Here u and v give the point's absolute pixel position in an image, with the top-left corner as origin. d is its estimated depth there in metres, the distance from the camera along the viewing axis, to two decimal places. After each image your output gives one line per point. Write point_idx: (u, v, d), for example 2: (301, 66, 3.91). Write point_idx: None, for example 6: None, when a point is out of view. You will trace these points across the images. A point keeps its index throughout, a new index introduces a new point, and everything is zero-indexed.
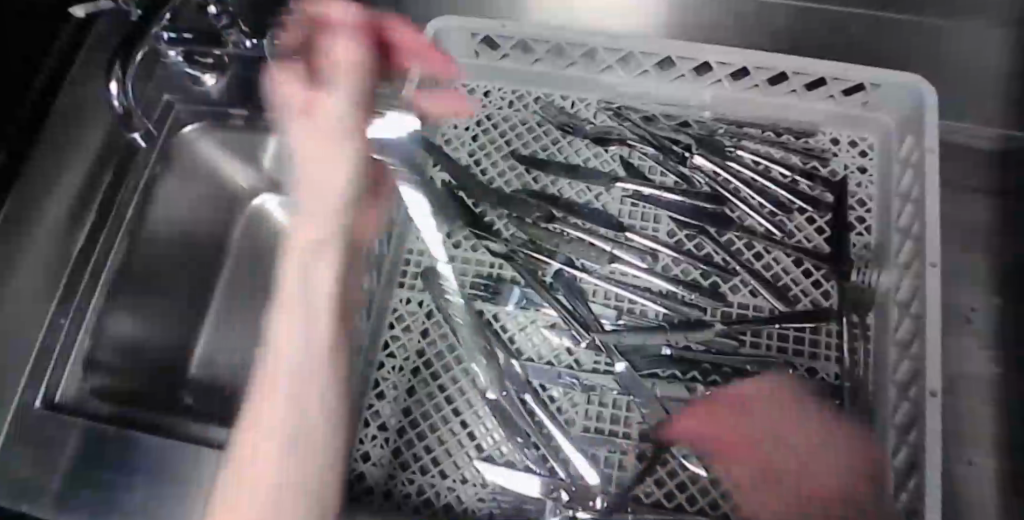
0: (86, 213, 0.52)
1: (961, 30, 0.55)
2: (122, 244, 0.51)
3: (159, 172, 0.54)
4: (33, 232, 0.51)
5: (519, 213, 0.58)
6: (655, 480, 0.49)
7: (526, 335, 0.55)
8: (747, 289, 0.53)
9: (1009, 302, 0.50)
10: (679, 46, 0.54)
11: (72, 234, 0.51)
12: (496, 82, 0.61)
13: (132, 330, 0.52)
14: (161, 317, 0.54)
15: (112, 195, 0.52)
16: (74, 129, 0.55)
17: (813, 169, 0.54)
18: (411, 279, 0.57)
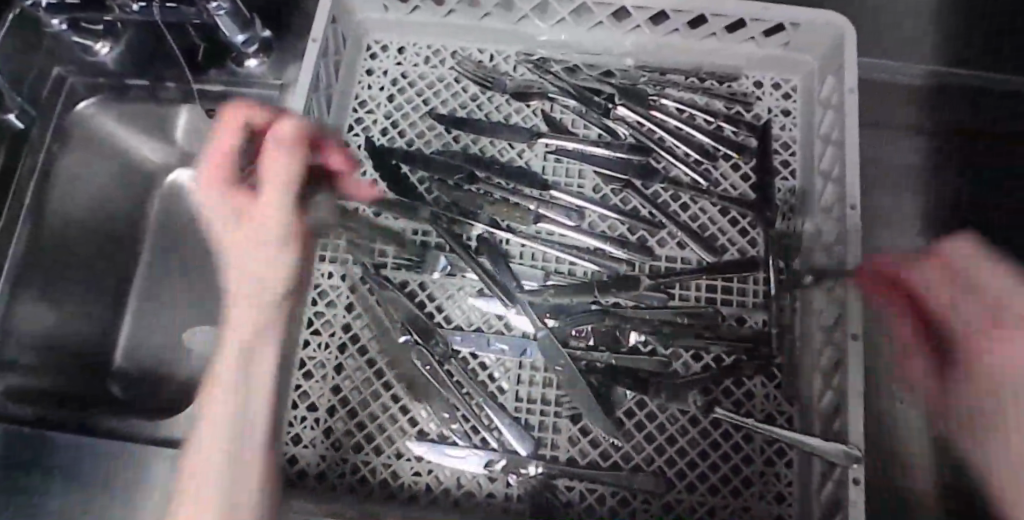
0: None
1: None
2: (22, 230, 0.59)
3: (55, 153, 0.61)
4: None
5: (442, 175, 0.54)
6: (590, 441, 0.49)
7: (454, 304, 0.52)
8: (674, 242, 0.51)
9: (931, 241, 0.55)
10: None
11: None
12: (410, 37, 0.57)
13: (48, 317, 0.61)
14: (80, 299, 0.62)
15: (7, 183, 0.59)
16: None
17: (737, 114, 0.53)
18: (332, 253, 0.53)
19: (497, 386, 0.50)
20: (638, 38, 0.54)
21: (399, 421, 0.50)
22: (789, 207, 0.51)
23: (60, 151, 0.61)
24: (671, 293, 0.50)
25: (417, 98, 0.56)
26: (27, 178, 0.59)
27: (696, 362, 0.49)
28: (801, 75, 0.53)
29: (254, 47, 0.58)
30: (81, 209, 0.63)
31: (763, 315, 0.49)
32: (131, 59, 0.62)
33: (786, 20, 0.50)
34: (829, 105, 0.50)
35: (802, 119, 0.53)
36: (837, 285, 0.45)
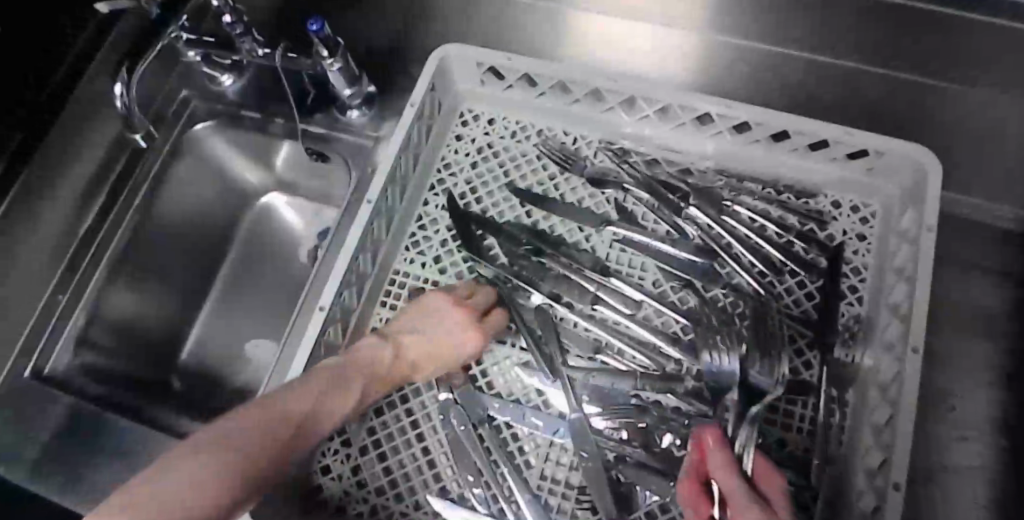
0: (97, 194, 0.63)
1: (977, 101, 0.59)
2: (130, 220, 0.63)
3: (169, 160, 0.66)
4: (47, 202, 0.61)
5: (510, 242, 0.55)
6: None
7: (500, 371, 0.53)
8: (727, 350, 0.51)
9: (996, 394, 0.53)
10: (682, 94, 0.52)
11: (83, 211, 0.62)
12: (502, 111, 0.60)
13: (131, 307, 0.64)
14: (164, 299, 0.66)
15: (124, 181, 0.63)
16: (85, 121, 0.63)
17: (810, 232, 0.53)
18: (394, 300, 0.55)
19: (524, 459, 0.50)
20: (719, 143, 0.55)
21: (425, 475, 0.50)
22: (850, 334, 0.50)
23: (173, 161, 0.66)
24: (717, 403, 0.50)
25: (497, 169, 0.59)
26: (143, 179, 0.64)
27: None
28: (881, 201, 0.52)
29: (358, 100, 0.62)
30: (177, 214, 0.67)
31: (807, 441, 0.48)
32: (248, 92, 0.67)
33: (872, 148, 0.49)
34: (906, 239, 0.49)
35: (877, 247, 0.51)
36: (889, 427, 0.44)
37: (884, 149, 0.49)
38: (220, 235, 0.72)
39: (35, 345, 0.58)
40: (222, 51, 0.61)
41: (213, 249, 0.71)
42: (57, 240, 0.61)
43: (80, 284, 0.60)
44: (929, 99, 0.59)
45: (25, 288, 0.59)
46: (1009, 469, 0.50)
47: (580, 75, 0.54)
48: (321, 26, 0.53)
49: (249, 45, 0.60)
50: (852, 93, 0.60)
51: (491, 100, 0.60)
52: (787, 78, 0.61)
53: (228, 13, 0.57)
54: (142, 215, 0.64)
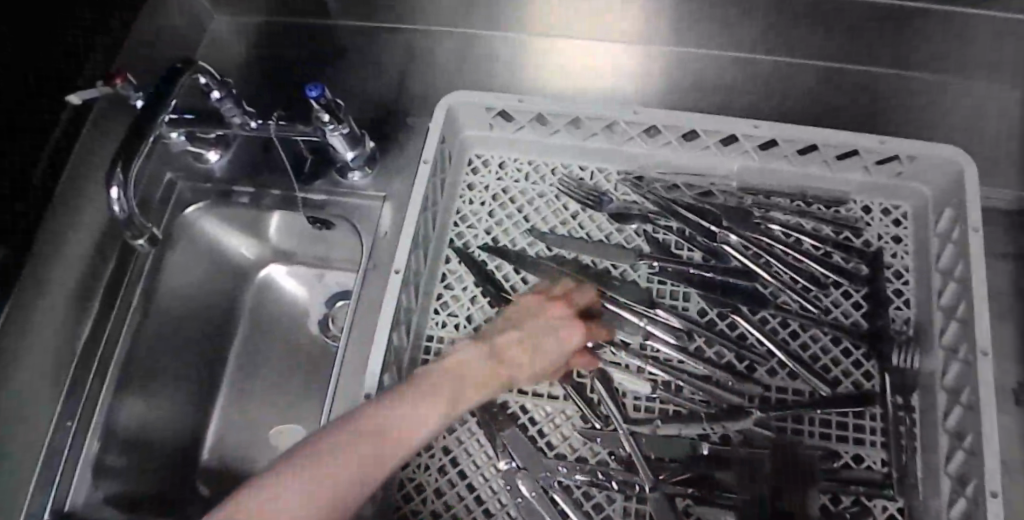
0: (92, 298, 0.58)
1: (978, 87, 0.59)
2: (133, 321, 0.59)
3: (162, 251, 0.62)
4: (39, 310, 0.55)
5: (551, 280, 0.54)
6: None
7: (557, 429, 0.50)
8: (786, 372, 0.50)
9: None
10: (704, 118, 0.51)
11: (80, 318, 0.57)
12: (513, 154, 0.58)
13: (143, 415, 0.60)
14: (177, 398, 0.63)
15: (118, 280, 0.59)
16: (70, 213, 0.58)
17: (846, 240, 0.52)
18: (433, 368, 0.53)
19: (603, 517, 0.48)
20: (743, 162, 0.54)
21: None
22: (905, 338, 0.50)
23: (167, 248, 0.62)
24: (783, 429, 0.49)
25: (517, 215, 0.57)
26: (136, 278, 0.60)
27: (811, 500, 0.47)
28: (912, 202, 0.52)
29: (359, 162, 0.60)
30: (178, 302, 0.64)
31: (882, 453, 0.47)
32: (236, 165, 0.64)
33: (904, 152, 0.49)
34: (948, 237, 0.49)
35: (916, 248, 0.51)
36: (970, 432, 0.43)
37: (912, 151, 0.49)
38: (224, 317, 0.67)
39: (48, 475, 0.53)
40: (209, 127, 0.58)
41: (222, 333, 0.67)
42: (59, 350, 0.56)
43: (88, 398, 0.56)
44: (932, 91, 0.60)
45: (33, 411, 0.54)
46: None
47: (595, 110, 0.53)
48: (321, 91, 0.51)
49: (239, 118, 0.58)
50: (858, 93, 0.60)
51: (500, 145, 0.58)
52: (793, 86, 0.61)
53: (215, 89, 0.56)
54: (143, 309, 0.60)
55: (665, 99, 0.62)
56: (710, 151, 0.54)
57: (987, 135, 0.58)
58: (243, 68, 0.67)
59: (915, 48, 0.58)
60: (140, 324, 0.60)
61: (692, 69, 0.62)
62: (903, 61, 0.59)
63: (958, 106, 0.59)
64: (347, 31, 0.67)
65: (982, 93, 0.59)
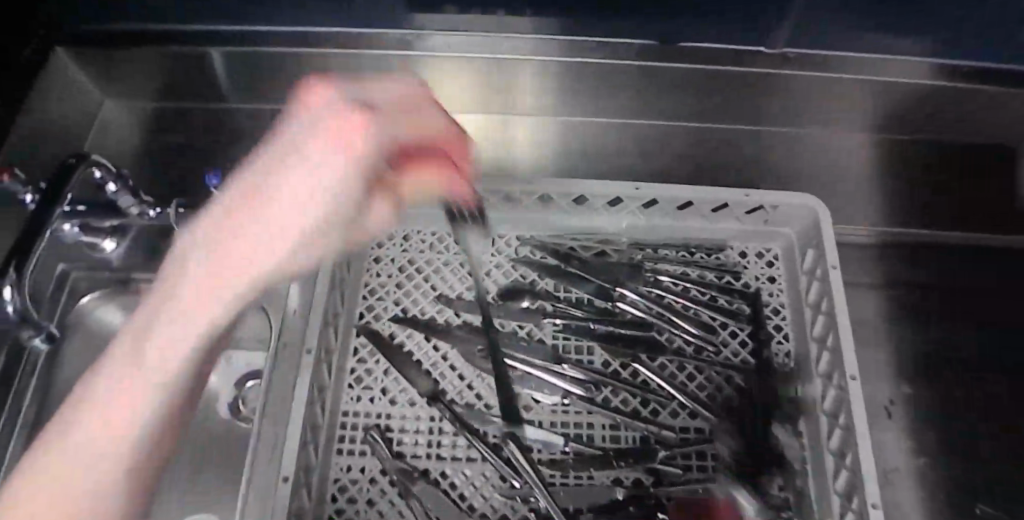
0: None
1: (828, 139, 0.67)
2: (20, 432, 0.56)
3: (56, 348, 0.59)
4: None
5: (462, 347, 0.55)
6: None
7: (477, 490, 0.51)
8: (686, 412, 0.53)
9: (917, 391, 0.59)
10: (591, 184, 0.55)
11: None
12: (416, 226, 0.60)
13: None
14: None
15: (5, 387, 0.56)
16: None
17: (728, 283, 0.57)
18: (349, 446, 0.53)
19: None
20: (631, 220, 0.58)
21: None
22: (788, 370, 0.54)
23: (60, 353, 0.60)
24: (687, 466, 0.52)
25: (423, 284, 0.58)
26: (26, 382, 0.57)
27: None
28: (780, 245, 0.58)
29: None
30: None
31: (780, 479, 0.51)
32: (134, 254, 0.62)
33: (768, 202, 0.55)
34: (814, 275, 0.54)
35: (789, 287, 0.56)
36: (848, 450, 0.48)
37: (774, 201, 0.55)
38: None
39: None
40: (105, 217, 0.57)
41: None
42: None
43: None
44: (790, 145, 0.67)
45: None
46: (955, 458, 0.56)
47: (491, 181, 0.56)
48: None
49: (136, 207, 0.57)
50: (726, 150, 0.66)
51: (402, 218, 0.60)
52: (669, 148, 0.66)
53: (110, 181, 0.55)
54: (34, 423, 0.57)
55: (557, 168, 0.66)
56: (601, 212, 0.58)
57: (839, 181, 0.66)
58: (140, 156, 0.67)
59: (770, 109, 0.65)
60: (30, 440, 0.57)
61: (580, 137, 0.67)
62: (761, 121, 0.66)
63: (813, 157, 0.67)
64: (244, 117, 0.68)
65: (831, 145, 0.67)
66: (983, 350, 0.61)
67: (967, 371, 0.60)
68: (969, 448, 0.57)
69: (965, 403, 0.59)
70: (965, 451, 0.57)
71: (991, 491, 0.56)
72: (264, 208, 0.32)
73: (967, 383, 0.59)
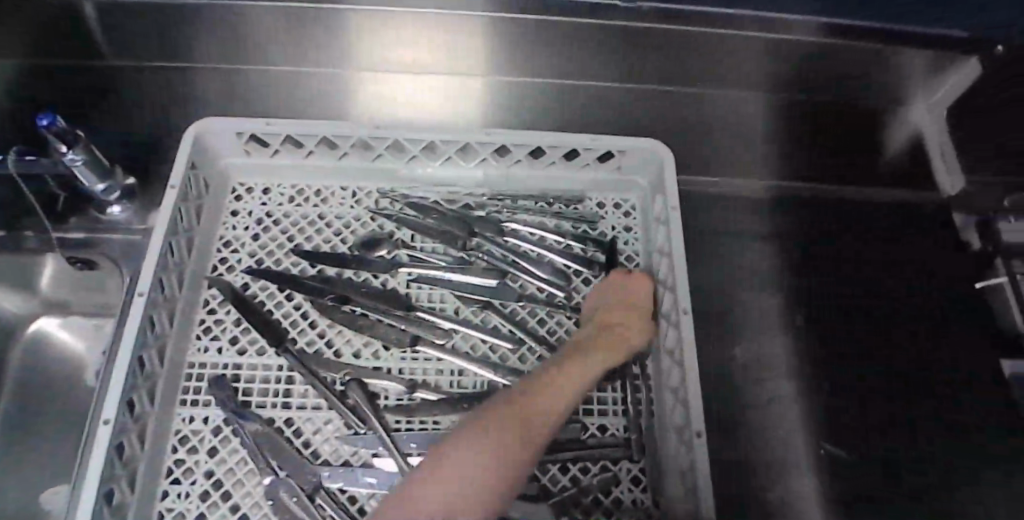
0: None
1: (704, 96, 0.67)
2: None
3: None
4: None
5: (315, 297, 0.55)
6: None
7: (323, 438, 0.51)
8: (536, 356, 0.53)
9: (802, 339, 0.58)
10: (439, 129, 0.55)
11: None
12: (276, 179, 0.60)
13: None
14: None
15: None
16: None
17: (584, 232, 0.58)
18: (193, 395, 0.52)
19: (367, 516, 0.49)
20: (489, 170, 0.58)
21: None
22: None
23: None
24: None
25: (281, 237, 0.58)
26: None
27: (562, 473, 0.50)
28: (637, 195, 0.59)
29: (115, 195, 0.60)
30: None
31: (623, 419, 0.52)
32: None
33: (615, 147, 0.56)
34: (659, 220, 0.55)
35: (642, 235, 0.57)
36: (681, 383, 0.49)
37: (620, 147, 0.56)
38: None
39: None
40: None
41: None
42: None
43: None
44: (675, 104, 0.66)
45: None
46: (849, 406, 0.56)
47: (341, 128, 0.56)
48: (52, 119, 0.52)
49: None
50: (608, 108, 0.66)
51: (262, 172, 0.60)
52: (551, 108, 0.66)
53: None
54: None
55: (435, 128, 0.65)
56: (458, 161, 0.58)
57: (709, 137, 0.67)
58: None
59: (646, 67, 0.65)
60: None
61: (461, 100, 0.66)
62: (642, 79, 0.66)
63: (692, 117, 0.67)
64: (105, 72, 0.64)
65: (714, 105, 0.67)
66: (917, 302, 0.60)
67: (887, 318, 0.59)
68: (861, 393, 0.56)
69: (839, 354, 0.58)
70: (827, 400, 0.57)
71: (855, 438, 0.54)
72: (472, 442, 0.36)
73: (840, 332, 0.59)
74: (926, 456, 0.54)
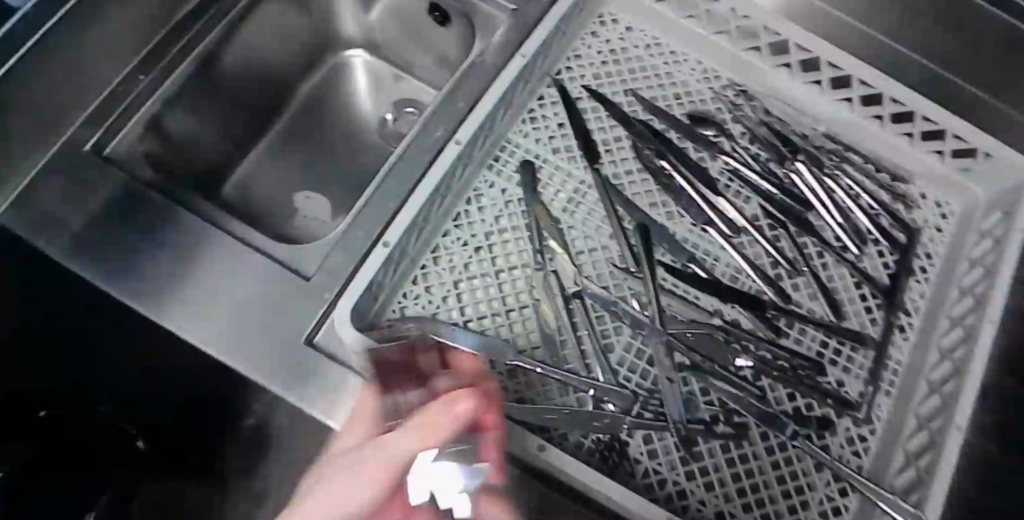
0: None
1: None
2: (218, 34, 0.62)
3: None
4: None
5: (639, 141, 0.58)
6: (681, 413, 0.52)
7: (591, 259, 0.55)
8: (807, 291, 0.55)
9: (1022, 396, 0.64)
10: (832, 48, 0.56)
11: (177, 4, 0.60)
12: (642, 23, 0.61)
13: (192, 120, 0.64)
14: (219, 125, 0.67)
15: None
16: None
17: (897, 210, 0.57)
18: (501, 167, 0.57)
19: (605, 343, 0.53)
20: (845, 108, 0.58)
21: (500, 324, 0.53)
22: (916, 306, 0.55)
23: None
24: (785, 334, 0.54)
25: (624, 75, 0.60)
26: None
27: (788, 399, 0.52)
28: (963, 203, 0.57)
29: None
30: (257, 48, 0.67)
31: (860, 387, 0.52)
32: None
33: (983, 148, 0.55)
34: (990, 235, 0.54)
35: (954, 243, 0.56)
36: (951, 380, 0.49)
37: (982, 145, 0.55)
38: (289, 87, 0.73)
39: (97, 121, 0.56)
40: None
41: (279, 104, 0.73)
42: (142, 23, 0.58)
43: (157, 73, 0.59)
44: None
45: (100, 60, 0.57)
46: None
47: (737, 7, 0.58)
48: None
49: None
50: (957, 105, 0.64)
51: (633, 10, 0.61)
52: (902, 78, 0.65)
53: None
54: (226, 33, 0.63)
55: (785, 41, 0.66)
56: (820, 89, 0.58)
57: None
58: None
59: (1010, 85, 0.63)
60: (220, 42, 0.63)
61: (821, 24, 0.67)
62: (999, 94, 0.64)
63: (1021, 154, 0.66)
64: None
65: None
66: None
67: None
68: None
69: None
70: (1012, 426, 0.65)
71: None
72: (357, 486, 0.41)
73: None
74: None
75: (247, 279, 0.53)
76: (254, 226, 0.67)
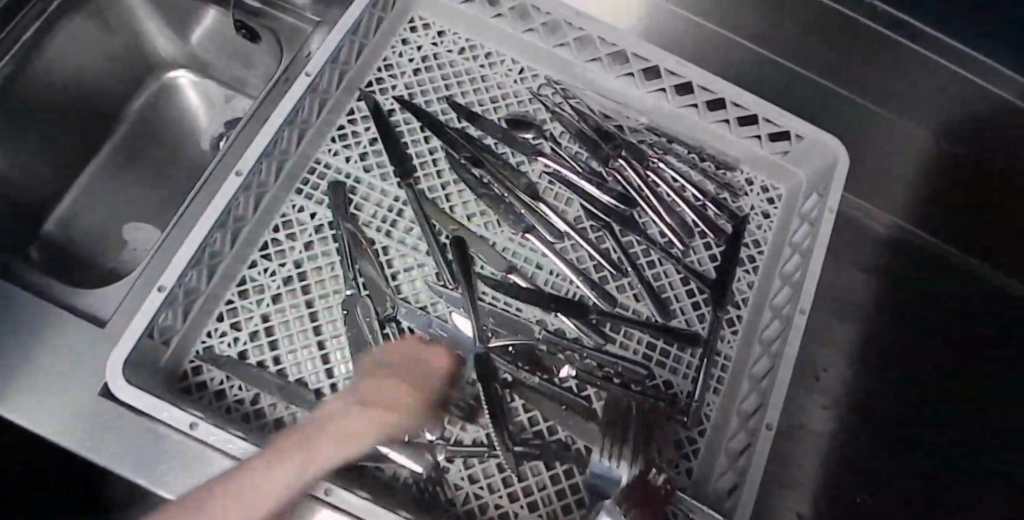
0: None
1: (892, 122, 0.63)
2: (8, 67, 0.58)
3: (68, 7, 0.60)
4: None
5: (453, 149, 0.55)
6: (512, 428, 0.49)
7: (410, 279, 0.52)
8: (632, 292, 0.53)
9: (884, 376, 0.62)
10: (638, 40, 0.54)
11: None
12: (453, 25, 0.59)
13: None
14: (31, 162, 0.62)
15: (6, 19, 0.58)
16: None
17: (724, 199, 0.56)
18: (311, 189, 0.53)
19: None
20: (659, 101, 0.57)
21: (314, 358, 0.49)
22: (744, 297, 0.53)
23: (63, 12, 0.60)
24: (611, 337, 0.52)
25: (435, 84, 0.57)
26: (28, 24, 0.58)
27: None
28: (789, 187, 0.57)
29: None
30: (67, 75, 0.63)
31: (688, 386, 0.51)
32: None
33: (794, 129, 0.54)
34: (807, 219, 0.53)
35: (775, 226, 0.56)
36: (767, 375, 0.48)
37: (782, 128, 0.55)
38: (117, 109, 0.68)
39: None
40: None
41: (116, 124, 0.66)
42: None
43: None
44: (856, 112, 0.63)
45: None
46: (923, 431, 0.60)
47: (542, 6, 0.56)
48: None
49: None
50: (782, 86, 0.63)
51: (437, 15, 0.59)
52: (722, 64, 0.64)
53: None
54: (18, 65, 0.58)
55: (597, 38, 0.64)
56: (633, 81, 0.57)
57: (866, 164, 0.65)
58: None
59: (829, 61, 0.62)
60: (14, 75, 0.58)
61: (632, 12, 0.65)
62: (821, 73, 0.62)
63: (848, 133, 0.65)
64: None
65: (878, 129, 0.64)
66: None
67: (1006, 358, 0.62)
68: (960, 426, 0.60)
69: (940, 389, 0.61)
70: (890, 391, 0.61)
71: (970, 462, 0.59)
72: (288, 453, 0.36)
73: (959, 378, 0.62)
74: (952, 446, 0.60)
75: (55, 336, 0.47)
76: (76, 268, 0.62)
